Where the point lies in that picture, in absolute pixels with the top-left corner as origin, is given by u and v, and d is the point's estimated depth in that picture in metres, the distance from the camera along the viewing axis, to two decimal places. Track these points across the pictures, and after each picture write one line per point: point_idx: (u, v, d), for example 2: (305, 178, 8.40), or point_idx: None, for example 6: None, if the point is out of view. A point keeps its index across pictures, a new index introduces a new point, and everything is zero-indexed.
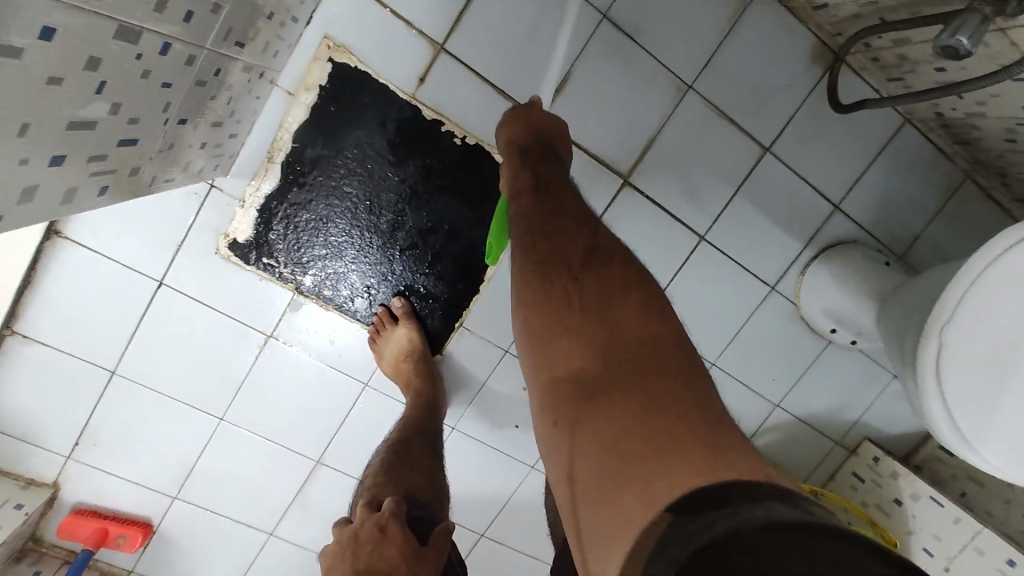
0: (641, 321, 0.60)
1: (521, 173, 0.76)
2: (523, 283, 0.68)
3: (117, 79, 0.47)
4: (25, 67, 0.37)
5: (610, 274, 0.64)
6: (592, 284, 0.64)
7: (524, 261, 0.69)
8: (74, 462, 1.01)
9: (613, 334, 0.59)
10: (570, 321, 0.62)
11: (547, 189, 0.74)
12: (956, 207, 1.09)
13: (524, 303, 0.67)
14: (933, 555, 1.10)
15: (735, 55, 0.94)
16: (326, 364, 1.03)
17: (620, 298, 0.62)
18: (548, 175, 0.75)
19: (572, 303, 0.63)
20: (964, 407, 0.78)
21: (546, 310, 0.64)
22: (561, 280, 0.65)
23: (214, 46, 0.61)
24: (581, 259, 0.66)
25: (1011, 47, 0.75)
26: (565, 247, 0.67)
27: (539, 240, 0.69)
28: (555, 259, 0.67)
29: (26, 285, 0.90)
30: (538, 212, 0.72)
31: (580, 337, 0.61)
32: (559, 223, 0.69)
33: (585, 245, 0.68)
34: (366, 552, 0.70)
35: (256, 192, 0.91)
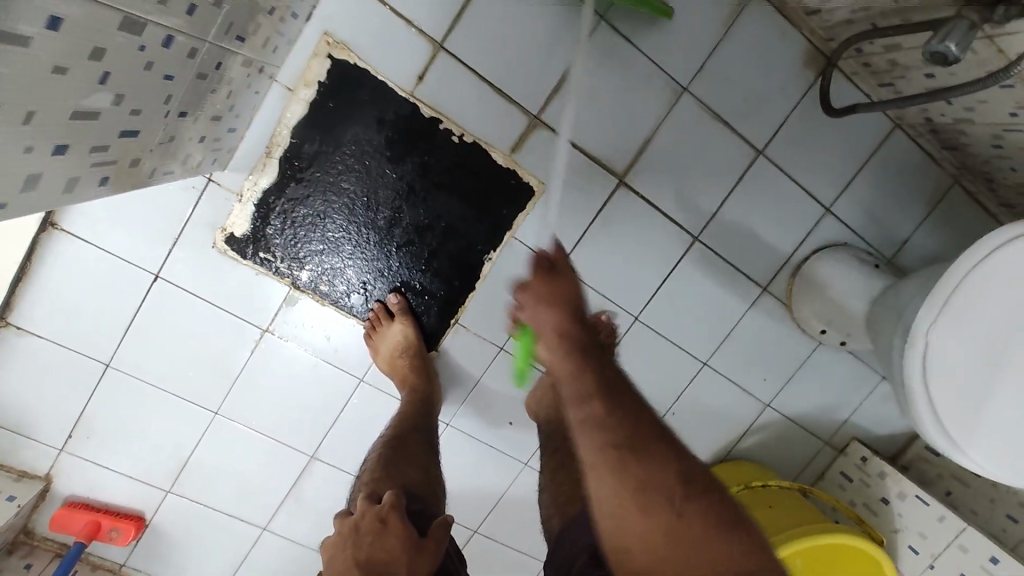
0: (734, 534, 0.58)
1: (570, 339, 0.66)
2: (597, 477, 0.60)
3: (121, 70, 0.48)
4: (32, 56, 0.37)
5: (696, 479, 0.60)
6: (696, 508, 0.58)
7: (600, 448, 0.60)
8: (68, 455, 1.01)
9: (718, 556, 0.56)
10: (668, 537, 0.57)
11: (602, 356, 0.67)
12: (944, 211, 1.11)
13: (609, 500, 0.60)
14: (918, 552, 1.12)
15: (730, 58, 0.95)
16: (322, 359, 1.04)
17: (708, 510, 0.58)
18: (596, 338, 0.68)
19: (670, 515, 0.57)
20: (949, 406, 0.79)
21: (644, 524, 0.58)
22: (660, 491, 0.58)
23: (216, 40, 0.62)
24: (671, 465, 0.60)
25: (998, 54, 0.76)
26: (652, 448, 0.60)
27: (621, 437, 0.60)
28: (647, 460, 0.59)
29: (22, 276, 0.90)
30: (606, 402, 0.62)
31: (684, 555, 0.57)
32: (638, 437, 0.60)
33: (664, 443, 0.61)
34: (366, 543, 0.70)
35: (254, 186, 0.91)
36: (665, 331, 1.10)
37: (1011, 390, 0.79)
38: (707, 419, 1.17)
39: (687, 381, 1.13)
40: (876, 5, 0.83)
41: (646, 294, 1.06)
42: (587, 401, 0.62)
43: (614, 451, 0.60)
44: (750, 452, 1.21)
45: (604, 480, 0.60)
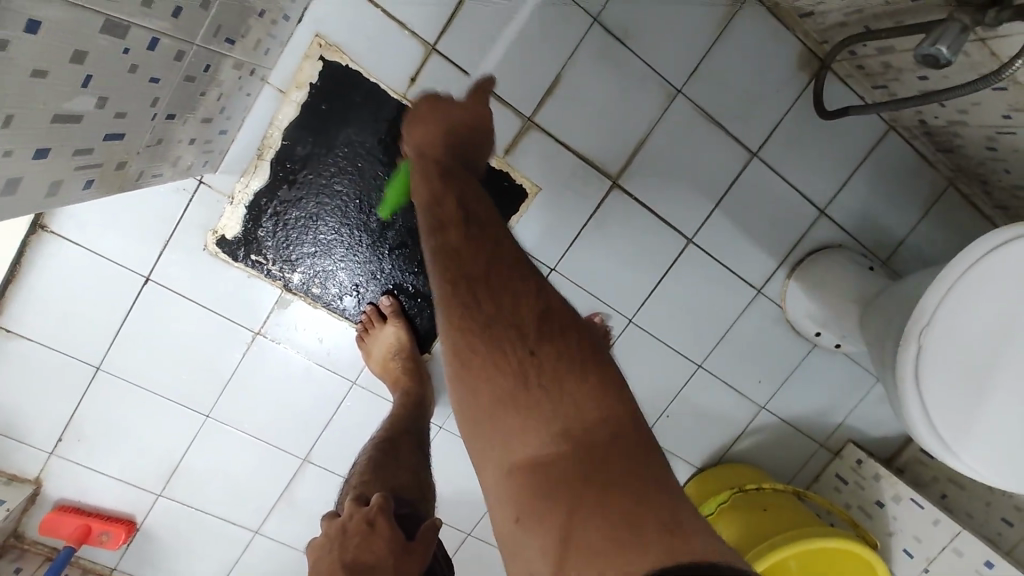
0: (601, 406, 0.58)
1: (446, 203, 0.69)
2: (462, 352, 0.61)
3: (104, 73, 0.47)
4: (10, 59, 0.37)
5: (564, 342, 0.60)
6: (548, 350, 0.59)
7: (461, 320, 0.62)
8: (58, 458, 1.01)
9: (574, 423, 0.57)
10: (528, 407, 0.58)
11: (479, 223, 0.68)
12: (939, 213, 1.11)
13: (469, 383, 0.61)
14: (913, 556, 1.11)
15: (724, 60, 0.95)
16: (315, 362, 1.03)
17: (560, 353, 0.59)
18: (474, 203, 0.70)
19: (526, 385, 0.58)
20: (942, 410, 0.79)
21: (493, 398, 0.59)
22: (510, 349, 0.59)
23: (204, 41, 0.61)
24: (531, 322, 0.60)
25: (991, 56, 0.76)
26: (511, 313, 0.61)
27: (478, 296, 0.62)
28: (500, 297, 0.61)
29: (11, 279, 0.89)
30: (473, 263, 0.64)
31: (536, 426, 0.57)
32: (486, 269, 0.64)
33: (533, 304, 0.61)
34: (352, 546, 0.70)
35: (245, 188, 0.91)
36: (659, 333, 1.09)
37: (1004, 394, 0.79)
38: (702, 421, 1.17)
39: (682, 384, 1.13)
40: (870, 7, 0.82)
41: (640, 296, 1.06)
42: (449, 267, 0.65)
43: (478, 317, 0.61)
44: (746, 455, 1.21)
45: (465, 356, 0.61)
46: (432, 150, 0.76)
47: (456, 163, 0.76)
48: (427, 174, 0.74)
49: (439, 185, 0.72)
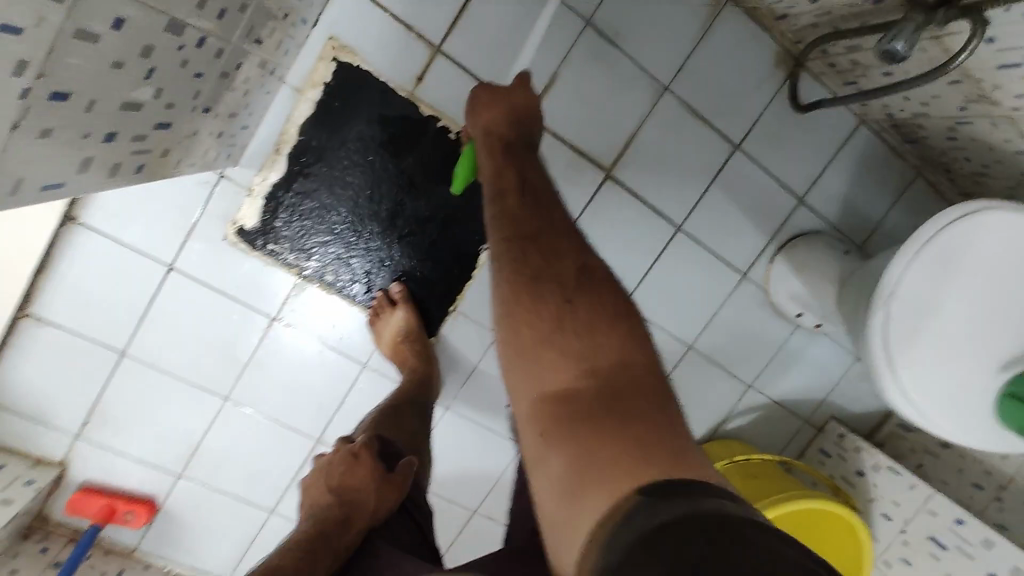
0: (630, 354, 0.59)
1: (506, 175, 0.73)
2: (508, 302, 0.63)
3: (163, 67, 0.54)
4: (100, 51, 0.43)
5: (605, 299, 0.62)
6: (572, 256, 0.65)
7: (510, 265, 0.65)
8: (84, 441, 1.06)
9: (603, 365, 0.58)
10: (562, 342, 0.59)
11: (533, 193, 0.71)
12: (909, 201, 1.19)
13: (510, 314, 0.63)
14: (891, 518, 1.18)
15: (707, 59, 1.03)
16: (327, 346, 1.09)
17: (583, 261, 0.65)
18: (531, 176, 0.73)
19: (563, 326, 0.60)
20: (913, 375, 0.86)
21: (529, 337, 0.61)
22: (550, 295, 0.62)
23: (238, 41, 0.67)
24: (574, 278, 0.63)
25: (944, 52, 0.84)
26: (558, 266, 0.64)
27: (526, 250, 0.65)
28: (530, 205, 0.70)
29: (42, 268, 0.95)
30: (523, 224, 0.68)
31: (566, 362, 0.58)
32: (524, 189, 0.72)
33: (578, 262, 0.65)
34: (339, 473, 0.89)
35: (263, 182, 0.97)
36: (652, 317, 1.16)
37: (966, 357, 0.87)
38: (694, 401, 1.24)
39: (674, 364, 1.20)
40: (836, 9, 0.90)
41: (633, 281, 1.13)
42: (501, 227, 0.68)
43: (526, 265, 0.64)
44: (735, 433, 1.28)
45: (512, 293, 0.63)
46: (498, 129, 0.78)
47: (522, 145, 0.77)
48: (491, 150, 0.77)
49: (500, 161, 0.74)
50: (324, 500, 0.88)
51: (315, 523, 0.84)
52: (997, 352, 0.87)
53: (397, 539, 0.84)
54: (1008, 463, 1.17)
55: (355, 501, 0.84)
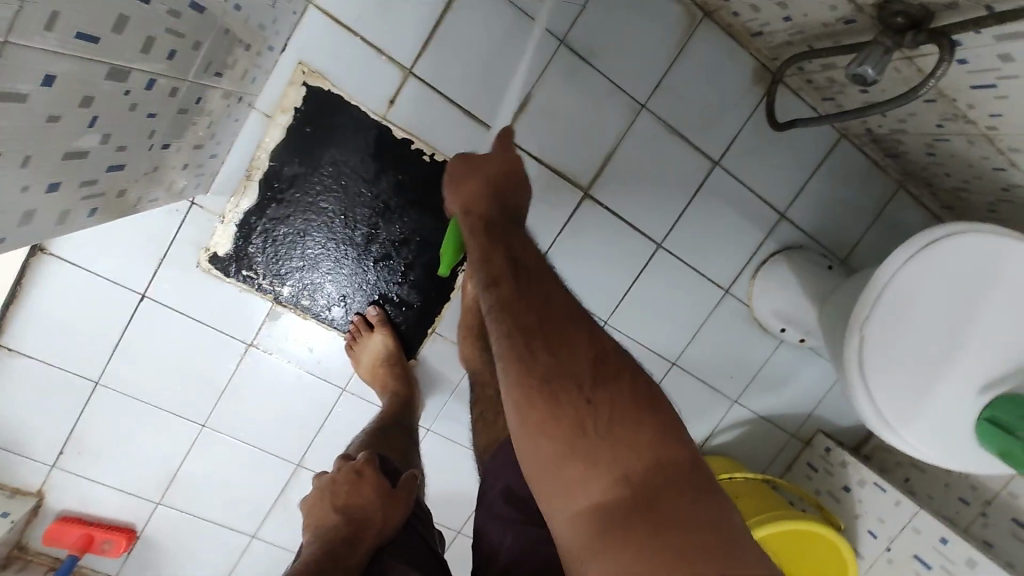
0: (664, 448, 0.55)
1: (494, 258, 0.71)
2: (522, 408, 0.58)
3: (108, 114, 0.53)
4: (30, 109, 0.42)
5: (623, 386, 0.58)
6: (582, 341, 0.61)
7: (516, 369, 0.59)
8: (60, 471, 1.05)
9: (638, 467, 0.54)
10: (590, 454, 0.55)
11: (529, 275, 0.68)
12: (892, 214, 1.18)
13: (528, 431, 0.58)
14: (876, 535, 1.17)
15: (684, 76, 1.02)
16: (306, 370, 1.08)
17: (592, 344, 0.61)
18: (522, 257, 0.71)
19: (586, 432, 0.55)
20: (888, 397, 0.86)
21: (553, 450, 0.56)
22: (568, 397, 0.57)
23: (195, 77, 0.66)
24: (588, 368, 0.58)
25: (918, 72, 0.83)
26: (568, 358, 0.59)
27: (535, 347, 0.60)
28: (527, 290, 0.66)
29: (12, 300, 0.94)
30: (528, 314, 0.63)
31: (598, 473, 0.54)
32: (525, 275, 0.68)
33: (589, 351, 0.60)
34: (343, 492, 0.85)
35: (235, 208, 0.96)
36: (634, 334, 1.15)
37: (943, 378, 0.86)
38: (679, 417, 1.23)
39: (657, 381, 1.19)
40: (810, 28, 0.90)
41: (614, 299, 1.12)
42: (504, 323, 0.63)
43: (536, 365, 0.59)
44: (721, 448, 1.27)
45: (524, 398, 0.58)
46: (474, 207, 0.78)
47: (501, 216, 0.77)
48: (473, 229, 0.77)
49: (484, 240, 0.74)
50: (330, 522, 0.83)
51: (323, 543, 0.79)
52: (975, 374, 0.86)
53: (411, 557, 0.79)
54: (994, 478, 1.14)
55: (361, 519, 0.81)
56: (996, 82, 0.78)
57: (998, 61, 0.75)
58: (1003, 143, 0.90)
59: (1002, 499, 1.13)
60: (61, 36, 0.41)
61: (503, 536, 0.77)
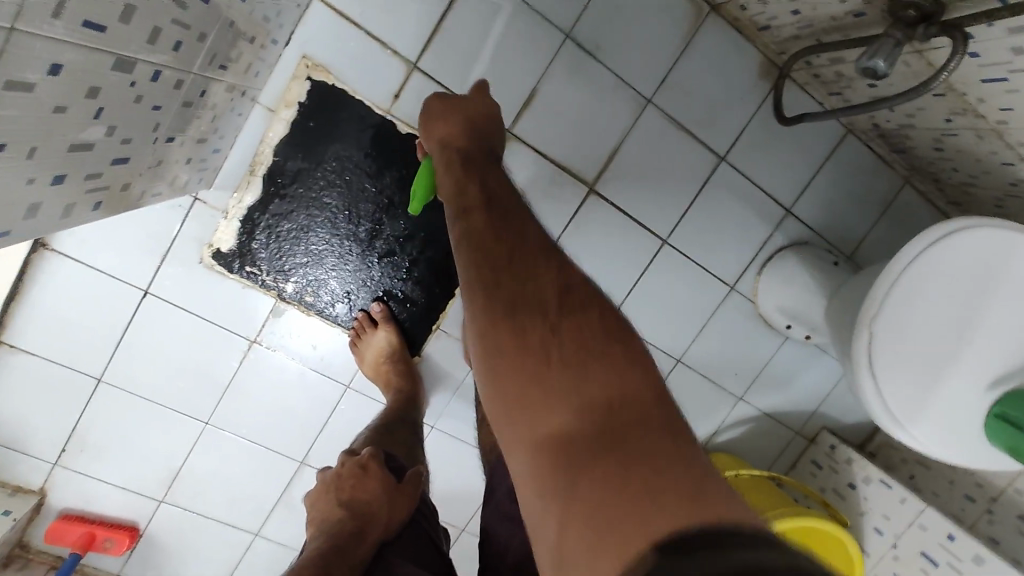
0: (633, 383, 0.51)
1: (468, 190, 0.68)
2: (486, 341, 0.56)
3: (114, 106, 0.52)
4: (37, 99, 0.42)
5: (593, 318, 0.55)
6: (549, 274, 0.58)
7: (482, 299, 0.58)
8: (62, 469, 1.04)
9: (601, 398, 0.50)
10: (547, 383, 0.51)
11: (500, 205, 0.65)
12: (898, 210, 1.18)
13: (490, 363, 0.55)
14: (882, 533, 1.17)
15: (691, 71, 1.01)
16: (309, 367, 1.07)
17: (562, 277, 0.58)
18: (497, 191, 0.68)
19: (548, 361, 0.52)
20: (898, 394, 0.85)
21: (515, 382, 0.53)
22: (532, 327, 0.54)
23: (201, 69, 0.66)
24: (555, 297, 0.56)
25: (928, 66, 0.82)
26: (534, 288, 0.57)
27: (499, 274, 0.58)
28: (496, 221, 0.63)
29: (14, 296, 0.93)
30: (496, 243, 0.61)
31: (556, 402, 0.51)
32: (497, 205, 0.65)
33: (557, 282, 0.57)
34: (348, 486, 0.85)
35: (239, 204, 0.95)
36: (639, 331, 1.15)
37: (953, 374, 0.85)
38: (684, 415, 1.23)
39: (663, 378, 1.18)
40: (818, 21, 0.89)
41: (620, 296, 1.12)
42: (472, 255, 0.61)
43: (500, 293, 0.57)
44: (725, 446, 1.27)
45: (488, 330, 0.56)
46: (454, 141, 0.74)
47: (479, 154, 0.73)
48: (449, 163, 0.73)
49: (460, 173, 0.70)
50: (335, 516, 0.82)
51: (327, 537, 0.78)
52: (985, 370, 0.85)
53: (416, 554, 0.79)
54: (1000, 475, 1.14)
55: (367, 514, 0.80)
56: (1007, 76, 0.78)
57: (1011, 54, 0.74)
58: (1012, 137, 0.89)
59: (1008, 496, 1.13)
60: (68, 24, 0.40)
61: (513, 535, 0.77)
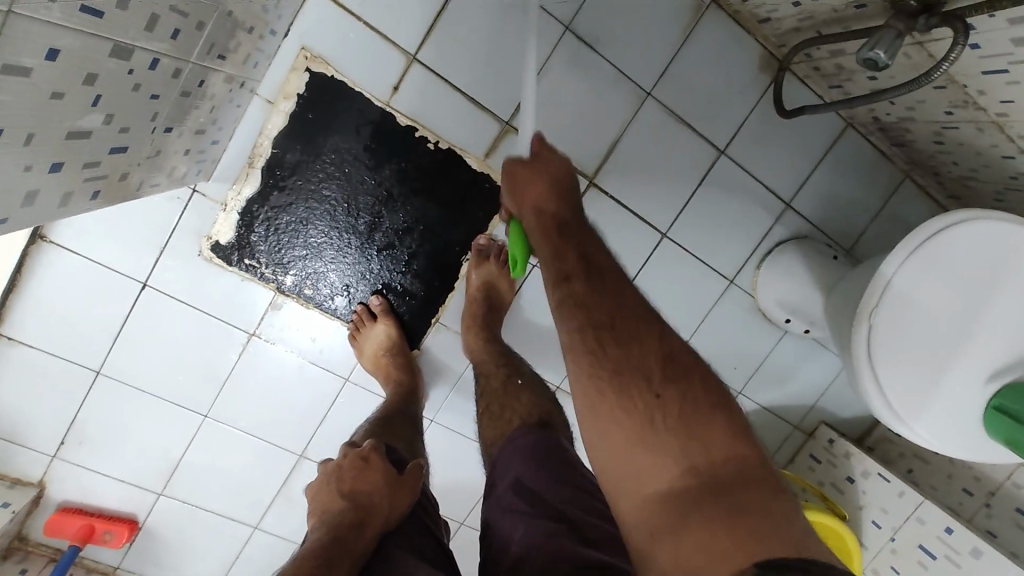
0: (733, 446, 0.55)
1: (566, 256, 0.67)
2: (590, 397, 0.59)
3: (112, 94, 0.52)
4: (33, 84, 0.42)
5: (695, 390, 0.57)
6: (651, 340, 0.60)
7: (585, 363, 0.60)
8: (61, 461, 1.04)
9: (705, 464, 0.54)
10: (658, 445, 0.55)
11: (598, 270, 0.66)
12: (898, 204, 1.18)
13: (598, 422, 0.58)
14: (880, 526, 1.18)
15: (691, 63, 1.01)
16: (308, 360, 1.07)
17: (661, 345, 0.60)
18: (596, 259, 0.68)
19: (656, 428, 0.55)
20: (896, 386, 0.85)
21: (621, 443, 0.56)
22: (639, 394, 0.56)
23: (199, 59, 0.65)
24: (657, 364, 0.58)
25: (929, 58, 0.82)
26: (638, 357, 0.58)
27: (603, 340, 0.60)
28: (591, 283, 0.64)
29: (12, 289, 0.93)
30: (601, 314, 0.61)
31: (663, 465, 0.54)
32: (593, 270, 0.66)
33: (659, 348, 0.59)
34: (349, 477, 0.85)
35: (238, 196, 0.95)
36: None
37: (953, 367, 0.86)
38: None
39: None
40: (820, 13, 0.89)
41: None
42: (573, 315, 0.62)
43: (606, 361, 0.59)
44: None
45: (591, 399, 0.58)
46: (547, 204, 0.71)
47: (575, 216, 0.71)
48: (545, 229, 0.70)
49: (553, 241, 0.69)
50: (337, 509, 0.82)
51: (328, 529, 0.78)
52: (983, 363, 0.85)
53: (416, 548, 0.79)
54: (998, 468, 1.14)
55: (369, 505, 0.80)
56: (1008, 68, 0.78)
57: (1012, 46, 0.74)
58: (1013, 130, 0.89)
59: (1006, 490, 1.13)
60: (66, 8, 0.40)
61: (514, 529, 0.75)
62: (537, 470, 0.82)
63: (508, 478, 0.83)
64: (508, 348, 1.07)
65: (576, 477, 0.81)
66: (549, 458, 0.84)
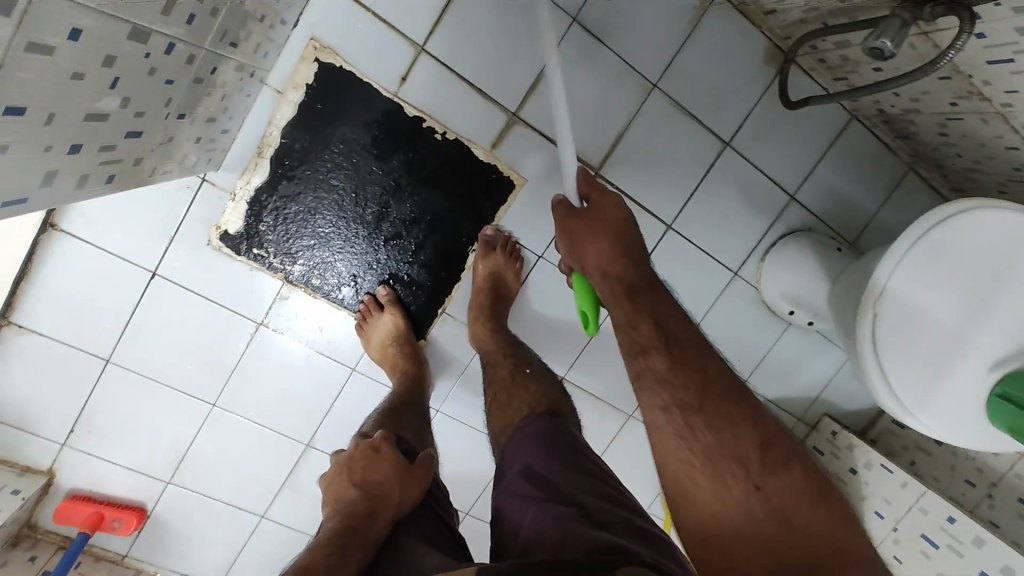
0: (814, 514, 0.64)
1: (641, 326, 0.71)
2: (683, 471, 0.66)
3: (129, 77, 0.53)
4: (55, 64, 0.42)
5: (782, 469, 0.65)
6: (739, 419, 0.67)
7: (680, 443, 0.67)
8: (71, 449, 1.05)
9: (795, 537, 0.62)
10: (750, 519, 0.63)
11: (678, 343, 0.70)
12: (901, 197, 1.18)
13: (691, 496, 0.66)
14: (883, 517, 1.18)
15: (696, 55, 1.01)
16: (315, 350, 1.08)
17: (749, 421, 0.67)
18: (673, 326, 0.71)
19: (750, 505, 0.64)
20: (900, 375, 0.86)
21: (711, 505, 0.65)
22: (736, 479, 0.64)
23: (212, 46, 0.66)
24: (753, 450, 0.66)
25: (933, 48, 0.83)
26: (731, 439, 0.66)
27: (695, 423, 0.66)
28: (681, 361, 0.69)
29: (23, 277, 0.94)
30: (686, 390, 0.67)
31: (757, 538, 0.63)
32: (677, 345, 0.69)
33: (750, 427, 0.67)
34: (360, 467, 0.83)
35: (246, 185, 0.95)
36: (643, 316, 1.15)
37: (956, 355, 0.86)
38: None
39: None
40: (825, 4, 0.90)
41: None
42: (660, 395, 0.68)
43: (697, 442, 0.66)
44: None
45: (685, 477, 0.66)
46: (613, 268, 0.73)
47: (643, 278, 0.73)
48: (614, 293, 0.73)
49: (628, 308, 0.72)
50: (348, 498, 0.81)
51: (341, 519, 0.78)
52: (987, 351, 0.86)
53: (426, 535, 0.79)
54: (1001, 459, 1.15)
55: (381, 495, 0.80)
56: (1012, 57, 0.78)
57: (1017, 35, 0.75)
58: (1017, 120, 0.90)
59: (1008, 480, 1.14)
60: None
61: (524, 514, 0.75)
62: (546, 456, 0.83)
63: (518, 467, 0.84)
64: (514, 338, 1.08)
65: (586, 463, 0.82)
66: (558, 445, 0.85)
